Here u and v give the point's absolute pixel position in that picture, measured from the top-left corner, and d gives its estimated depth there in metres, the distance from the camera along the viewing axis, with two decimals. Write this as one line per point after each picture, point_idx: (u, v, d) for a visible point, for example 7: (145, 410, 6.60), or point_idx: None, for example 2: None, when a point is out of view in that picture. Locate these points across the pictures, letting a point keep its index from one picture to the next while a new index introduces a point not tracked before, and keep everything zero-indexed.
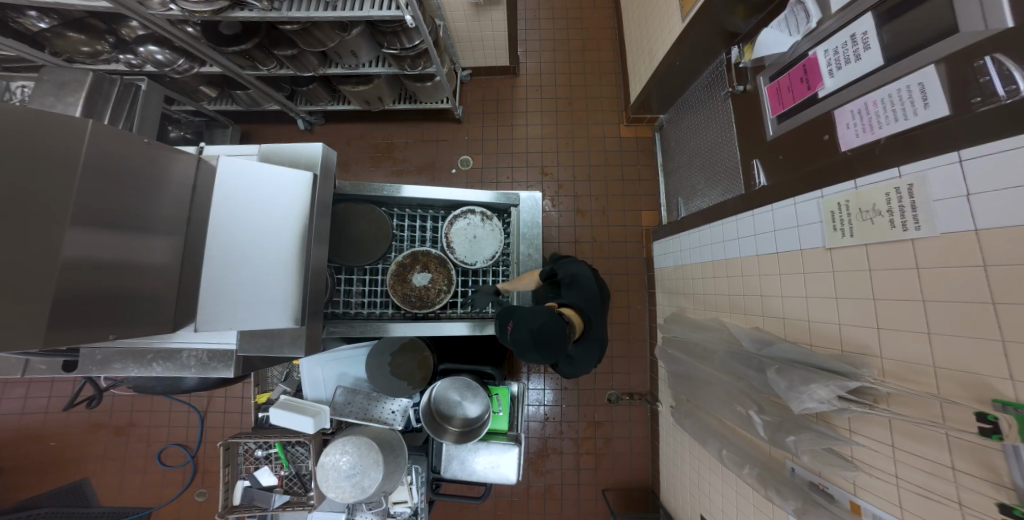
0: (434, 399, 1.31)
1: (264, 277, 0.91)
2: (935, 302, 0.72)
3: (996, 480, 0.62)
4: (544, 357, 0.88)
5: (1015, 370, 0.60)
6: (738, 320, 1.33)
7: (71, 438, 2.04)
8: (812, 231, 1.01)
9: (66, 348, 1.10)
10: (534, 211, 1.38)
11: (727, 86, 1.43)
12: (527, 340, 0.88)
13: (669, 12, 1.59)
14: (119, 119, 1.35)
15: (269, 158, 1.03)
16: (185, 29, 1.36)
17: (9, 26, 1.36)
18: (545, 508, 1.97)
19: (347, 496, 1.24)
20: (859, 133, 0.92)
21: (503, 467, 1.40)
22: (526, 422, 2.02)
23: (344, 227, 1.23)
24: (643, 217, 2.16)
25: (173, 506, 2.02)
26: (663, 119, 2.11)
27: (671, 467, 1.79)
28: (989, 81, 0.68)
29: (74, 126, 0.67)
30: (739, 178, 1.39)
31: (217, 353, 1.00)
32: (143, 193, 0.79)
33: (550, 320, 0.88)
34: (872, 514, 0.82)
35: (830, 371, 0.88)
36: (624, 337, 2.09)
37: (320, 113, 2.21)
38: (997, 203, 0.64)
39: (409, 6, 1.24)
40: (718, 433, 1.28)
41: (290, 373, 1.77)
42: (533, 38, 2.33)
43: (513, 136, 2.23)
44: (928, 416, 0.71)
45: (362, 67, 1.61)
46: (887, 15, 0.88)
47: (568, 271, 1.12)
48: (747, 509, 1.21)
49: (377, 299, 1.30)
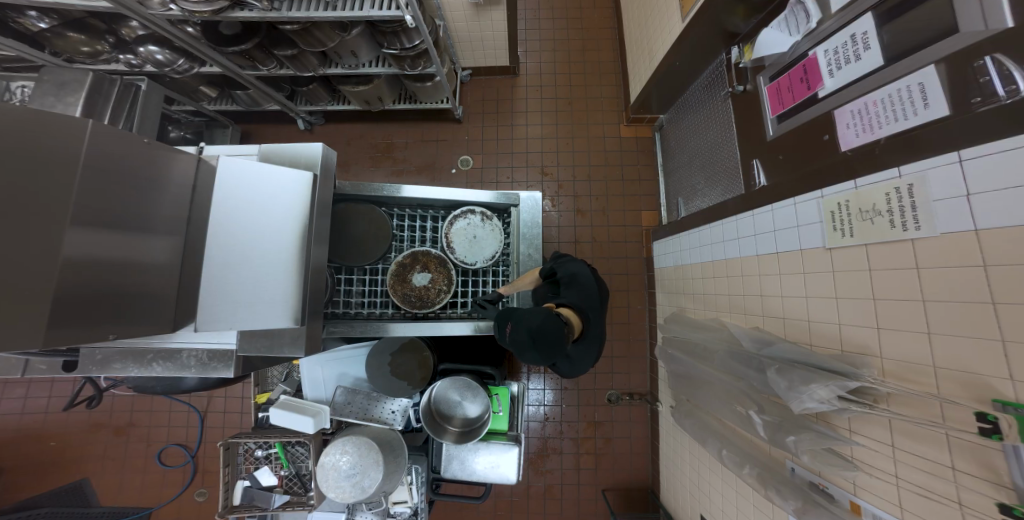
0: (434, 399, 1.31)
1: (264, 277, 0.91)
2: (935, 302, 0.72)
3: (996, 480, 0.62)
4: (543, 357, 0.87)
5: (1015, 370, 0.60)
6: (738, 320, 1.33)
7: (71, 437, 2.04)
8: (812, 231, 1.01)
9: (65, 348, 1.10)
10: (534, 211, 1.38)
11: (727, 86, 1.43)
12: (525, 340, 0.88)
13: (669, 12, 1.59)
14: (119, 119, 1.35)
15: (269, 158, 1.03)
16: (185, 29, 1.36)
17: (9, 26, 1.36)
18: (545, 508, 1.97)
19: (347, 497, 1.24)
20: (859, 133, 0.92)
21: (503, 467, 1.40)
22: (526, 422, 2.02)
23: (344, 227, 1.23)
24: (643, 217, 2.16)
25: (173, 506, 2.02)
26: (663, 119, 2.11)
27: (671, 467, 1.79)
28: (989, 81, 0.68)
29: (74, 126, 0.67)
30: (739, 178, 1.39)
31: (217, 353, 1.00)
32: (143, 193, 0.79)
33: (548, 321, 0.88)
34: (872, 514, 0.82)
35: (829, 371, 0.88)
36: (624, 337, 2.09)
37: (320, 113, 2.21)
38: (997, 203, 0.64)
39: (409, 6, 1.24)
40: (718, 433, 1.28)
41: (290, 373, 1.77)
42: (533, 38, 2.33)
43: (513, 136, 2.23)
44: (928, 416, 0.71)
45: (362, 67, 1.61)
46: (887, 15, 0.88)
47: (567, 270, 1.12)
48: (747, 509, 1.21)
49: (377, 299, 1.30)
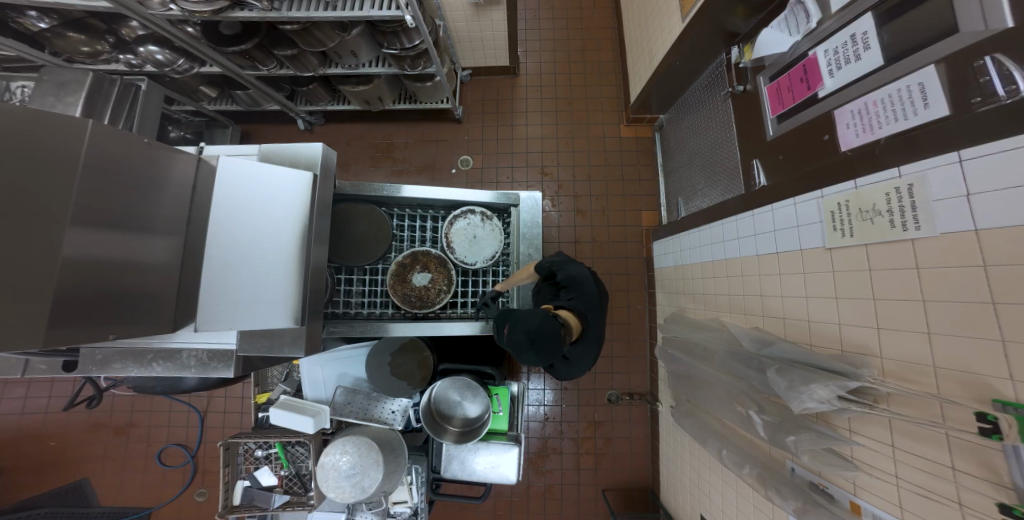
0: (434, 399, 1.31)
1: (264, 277, 0.91)
2: (935, 302, 0.72)
3: (996, 480, 0.62)
4: (540, 357, 0.87)
5: (1015, 370, 0.60)
6: (738, 320, 1.33)
7: (71, 438, 2.04)
8: (812, 231, 1.01)
9: (66, 348, 1.10)
10: (534, 211, 1.38)
11: (727, 86, 1.43)
12: (523, 340, 0.88)
13: (669, 12, 1.59)
14: (119, 119, 1.35)
15: (269, 158, 1.03)
16: (185, 29, 1.36)
17: (9, 26, 1.36)
18: (545, 508, 1.97)
19: (347, 497, 1.24)
20: (859, 133, 0.92)
21: (503, 467, 1.40)
22: (526, 422, 2.02)
23: (344, 227, 1.23)
24: (643, 217, 2.16)
25: (173, 506, 2.02)
26: (663, 119, 2.11)
27: (671, 467, 1.79)
28: (989, 81, 0.68)
29: (74, 126, 0.67)
30: (739, 178, 1.39)
31: (217, 353, 1.00)
32: (143, 193, 0.79)
33: (546, 321, 0.88)
34: (872, 514, 0.82)
35: (830, 371, 0.88)
36: (624, 337, 2.09)
37: (320, 113, 2.21)
38: (997, 203, 0.64)
39: (409, 6, 1.24)
40: (718, 433, 1.28)
41: (290, 373, 1.77)
42: (533, 38, 2.33)
43: (513, 136, 2.23)
44: (928, 416, 0.71)
45: (362, 67, 1.61)
46: (887, 15, 0.88)
47: (568, 272, 1.13)
48: (747, 509, 1.21)
49: (377, 299, 1.30)
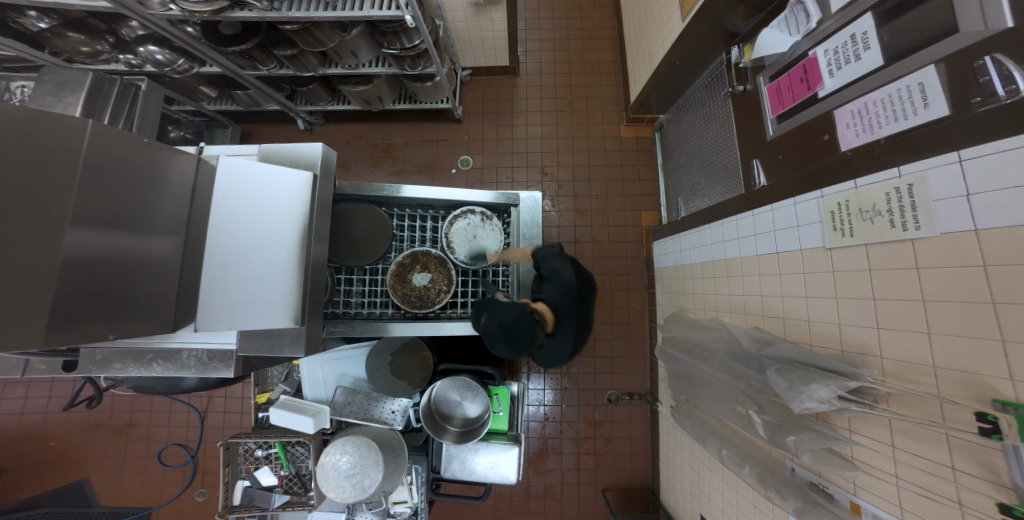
0: (434, 399, 1.32)
1: (264, 277, 0.91)
2: (935, 302, 0.72)
3: (996, 479, 0.63)
4: (511, 349, 0.97)
5: (1014, 370, 0.60)
6: (738, 320, 1.33)
7: (71, 437, 2.04)
8: (812, 232, 1.01)
9: (65, 348, 1.10)
10: (534, 211, 1.39)
11: (727, 86, 1.43)
12: (495, 335, 0.98)
13: (669, 12, 1.59)
14: (119, 119, 1.36)
15: (269, 158, 1.03)
16: (185, 29, 1.36)
17: (10, 26, 1.36)
18: (545, 508, 1.97)
19: (347, 496, 1.24)
20: (858, 133, 0.92)
21: (503, 467, 1.40)
22: (526, 422, 2.03)
23: (343, 227, 1.23)
24: (643, 217, 2.16)
25: (173, 506, 2.01)
26: (663, 119, 2.11)
27: (671, 467, 1.79)
28: (989, 81, 0.68)
29: (75, 126, 0.67)
30: (739, 178, 1.39)
31: (217, 353, 1.00)
32: (143, 193, 0.79)
33: (515, 318, 0.96)
34: (872, 514, 0.82)
35: (829, 371, 0.88)
36: (624, 337, 2.09)
37: (320, 113, 2.21)
38: (998, 204, 0.64)
39: (409, 6, 1.24)
40: (718, 433, 1.28)
41: (290, 373, 1.77)
42: (533, 38, 2.33)
43: (513, 136, 2.23)
44: (929, 415, 0.71)
45: (362, 67, 1.61)
46: (887, 15, 0.88)
47: (550, 265, 1.12)
48: (747, 509, 1.22)
49: (377, 299, 1.30)
